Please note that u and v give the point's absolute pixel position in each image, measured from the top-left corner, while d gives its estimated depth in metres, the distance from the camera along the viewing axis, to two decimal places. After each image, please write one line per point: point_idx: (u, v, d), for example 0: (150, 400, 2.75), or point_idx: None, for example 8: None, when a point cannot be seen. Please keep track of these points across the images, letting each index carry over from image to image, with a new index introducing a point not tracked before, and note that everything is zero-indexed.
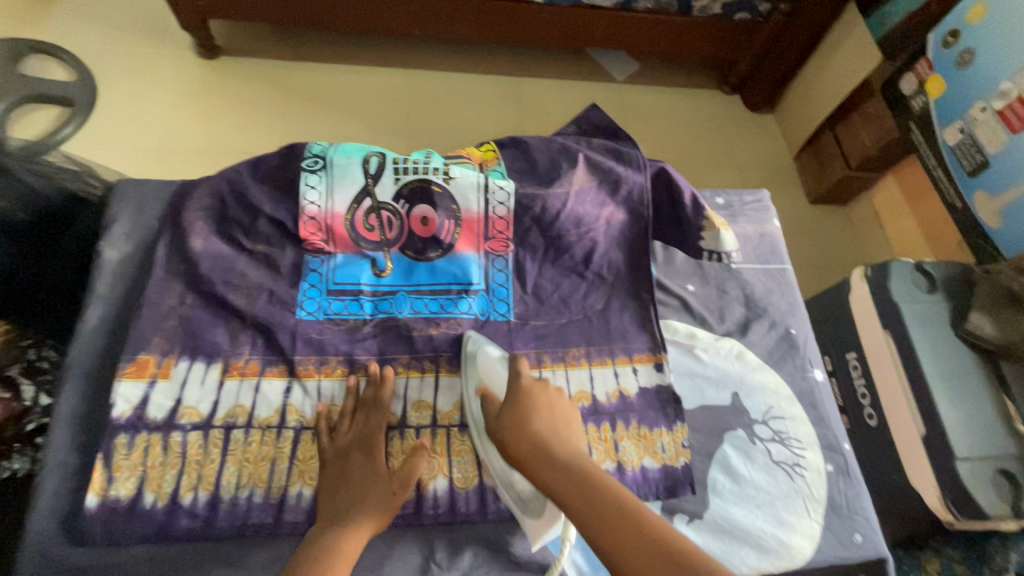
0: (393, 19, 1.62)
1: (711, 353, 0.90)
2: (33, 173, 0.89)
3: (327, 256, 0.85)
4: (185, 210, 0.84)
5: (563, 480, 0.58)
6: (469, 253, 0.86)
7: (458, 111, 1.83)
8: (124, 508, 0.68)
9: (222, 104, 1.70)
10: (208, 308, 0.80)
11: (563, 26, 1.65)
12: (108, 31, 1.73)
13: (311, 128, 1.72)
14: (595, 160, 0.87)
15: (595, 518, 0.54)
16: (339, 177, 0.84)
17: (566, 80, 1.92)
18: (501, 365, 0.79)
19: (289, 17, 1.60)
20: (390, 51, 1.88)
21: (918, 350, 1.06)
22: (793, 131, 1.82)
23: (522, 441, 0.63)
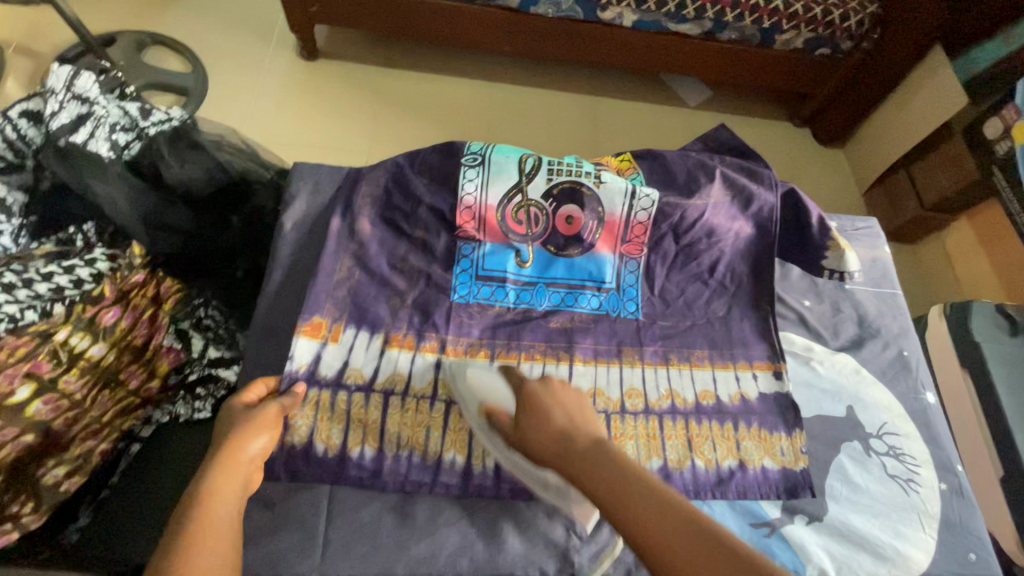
0: (486, 35, 1.72)
1: (827, 366, 0.94)
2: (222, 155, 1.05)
3: (478, 244, 0.92)
4: (356, 193, 0.93)
5: (581, 466, 0.58)
6: (606, 254, 0.93)
7: (538, 124, 1.92)
8: (302, 451, 0.76)
9: (323, 103, 1.83)
10: (374, 283, 0.88)
11: (645, 51, 1.73)
12: (222, 30, 1.88)
13: (401, 131, 1.82)
14: (730, 176, 0.93)
15: (617, 496, 0.53)
16: (496, 173, 0.91)
17: (640, 104, 2.00)
18: (490, 375, 0.80)
19: (389, 27, 1.71)
20: (475, 65, 1.98)
21: (1001, 392, 1.07)
22: (864, 168, 1.84)
23: (545, 444, 0.63)
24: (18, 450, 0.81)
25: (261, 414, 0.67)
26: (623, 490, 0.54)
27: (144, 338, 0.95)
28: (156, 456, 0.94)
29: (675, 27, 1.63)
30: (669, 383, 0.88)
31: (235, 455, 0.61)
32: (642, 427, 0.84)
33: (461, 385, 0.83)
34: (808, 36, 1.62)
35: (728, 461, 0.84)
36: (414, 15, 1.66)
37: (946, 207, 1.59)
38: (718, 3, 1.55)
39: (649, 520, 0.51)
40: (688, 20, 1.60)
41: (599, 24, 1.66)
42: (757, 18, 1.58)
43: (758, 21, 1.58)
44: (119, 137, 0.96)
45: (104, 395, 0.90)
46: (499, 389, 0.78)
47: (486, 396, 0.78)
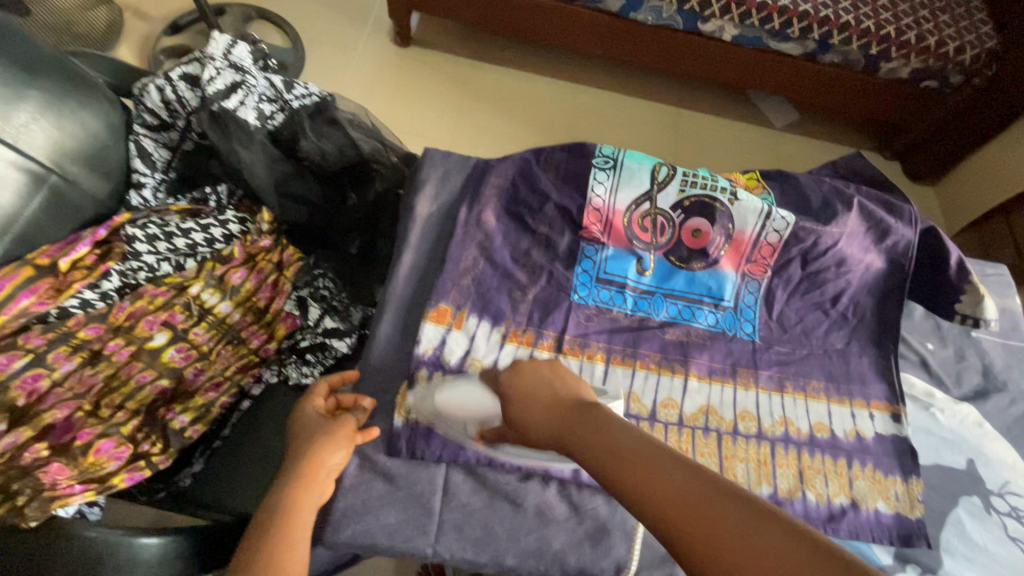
0: (581, 38, 1.71)
1: (947, 415, 0.90)
2: (356, 131, 1.08)
3: (601, 247, 0.92)
4: (485, 184, 0.94)
5: (564, 434, 0.59)
6: (729, 271, 0.92)
7: (619, 131, 1.91)
8: (424, 430, 0.77)
9: (418, 90, 1.86)
10: (496, 275, 0.90)
11: (739, 68, 1.69)
12: (324, 10, 1.93)
13: (486, 124, 1.84)
14: (868, 207, 0.91)
15: (606, 455, 0.53)
16: (627, 178, 0.92)
17: (728, 119, 1.96)
18: (465, 392, 0.74)
19: (489, 21, 1.72)
20: (567, 66, 1.98)
21: None
22: (958, 208, 1.76)
23: (533, 419, 0.63)
24: (155, 395, 0.87)
25: (335, 430, 0.70)
26: (606, 445, 0.54)
27: (266, 301, 0.99)
28: (266, 407, 0.99)
29: (776, 44, 1.58)
30: (784, 410, 0.86)
31: (314, 471, 0.65)
32: (753, 452, 0.83)
33: None
34: (917, 66, 1.56)
35: (839, 498, 0.82)
36: (514, 13, 1.67)
37: None
38: (827, 24, 1.51)
39: (639, 472, 0.50)
40: (791, 39, 1.55)
41: (697, 34, 1.63)
42: (865, 43, 1.53)
43: (866, 45, 1.53)
44: (264, 106, 1.00)
45: (227, 349, 0.95)
46: (474, 399, 0.73)
47: (473, 413, 0.74)
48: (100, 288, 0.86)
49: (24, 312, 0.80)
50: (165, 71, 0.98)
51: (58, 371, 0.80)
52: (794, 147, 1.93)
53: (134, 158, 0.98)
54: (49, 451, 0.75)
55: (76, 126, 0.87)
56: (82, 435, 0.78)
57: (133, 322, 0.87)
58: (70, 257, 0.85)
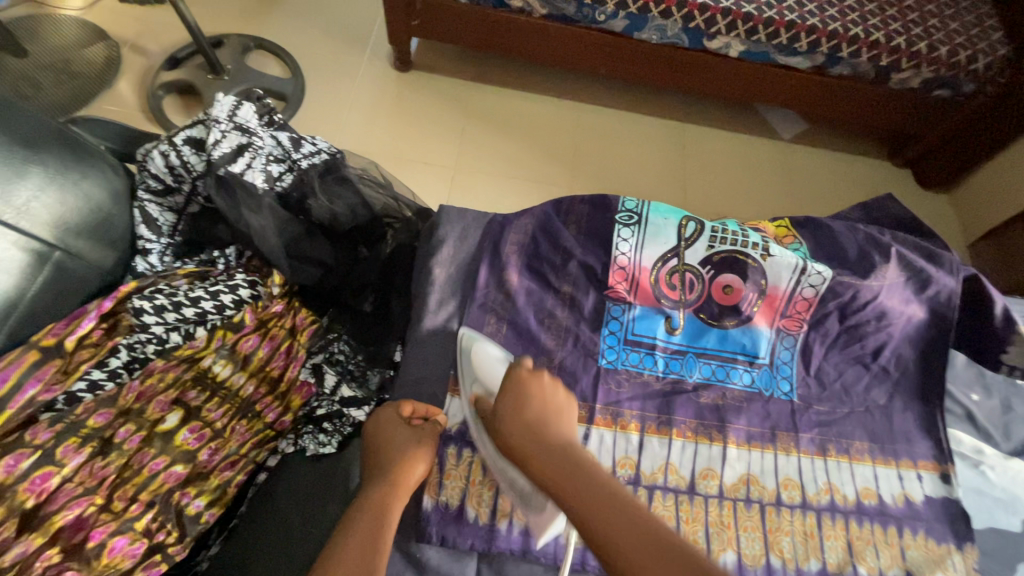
0: (583, 58, 1.67)
1: (1000, 472, 0.85)
2: (367, 189, 1.05)
3: (627, 306, 0.88)
4: (505, 242, 0.91)
5: (542, 460, 0.65)
6: (763, 327, 0.88)
7: (626, 149, 1.86)
8: (454, 515, 0.74)
9: (423, 117, 1.82)
10: (520, 340, 0.86)
11: (747, 82, 1.64)
12: (322, 36, 1.90)
13: (491, 148, 1.80)
14: (907, 256, 0.87)
15: (573, 490, 0.61)
16: (653, 235, 0.88)
17: (737, 135, 1.91)
18: (498, 362, 0.81)
19: (491, 46, 1.69)
20: (572, 86, 1.94)
21: None
22: (974, 220, 1.72)
23: (514, 427, 0.69)
24: (170, 482, 0.83)
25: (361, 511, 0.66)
26: (576, 481, 0.61)
27: (280, 369, 0.95)
28: (281, 482, 0.94)
29: (784, 59, 1.54)
30: (828, 476, 0.82)
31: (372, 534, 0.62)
32: (799, 524, 0.79)
33: (607, 460, 0.80)
34: (928, 76, 1.51)
35: (893, 571, 0.78)
36: (515, 36, 1.63)
37: None
38: (836, 37, 1.46)
39: (599, 511, 0.58)
40: (799, 53, 1.51)
41: (701, 50, 1.58)
42: (875, 55, 1.48)
43: (876, 57, 1.49)
44: (273, 167, 0.97)
45: (241, 425, 0.91)
46: (498, 375, 0.80)
47: (487, 381, 0.80)
48: (108, 366, 0.83)
49: (30, 403, 0.75)
50: (169, 136, 0.95)
51: (68, 467, 0.75)
52: (811, 164, 1.88)
53: (139, 225, 0.93)
54: (61, 555, 0.72)
55: (79, 200, 0.82)
56: (96, 534, 0.75)
57: (143, 403, 0.84)
58: (77, 335, 0.79)
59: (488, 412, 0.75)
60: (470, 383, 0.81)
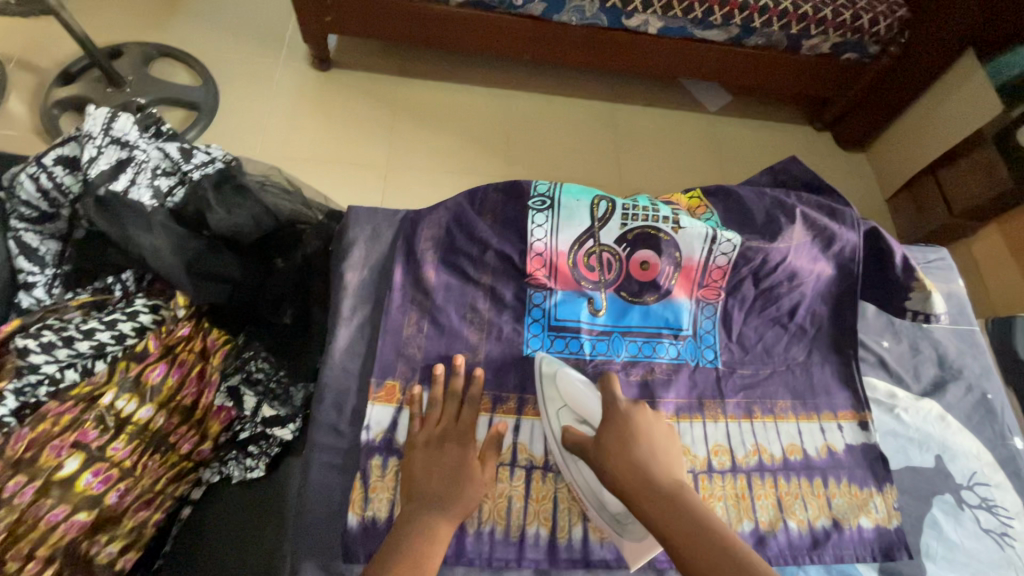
0: (505, 45, 1.64)
1: (912, 414, 0.90)
2: (269, 197, 0.98)
3: (549, 292, 0.87)
4: (419, 238, 0.87)
5: (654, 501, 0.60)
6: (683, 299, 0.89)
7: (557, 132, 1.85)
8: (384, 529, 0.70)
9: (346, 116, 1.75)
10: (442, 337, 0.83)
11: (670, 58, 1.66)
12: (231, 39, 1.80)
13: (419, 142, 1.75)
14: (811, 216, 0.89)
15: (689, 544, 0.55)
16: (566, 218, 0.87)
17: (665, 110, 1.94)
18: (586, 388, 0.78)
19: (408, 37, 1.63)
20: (498, 73, 1.91)
21: None
22: (891, 175, 1.79)
23: (620, 467, 0.64)
24: (73, 531, 0.77)
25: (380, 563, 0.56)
26: (691, 532, 0.56)
27: (193, 397, 0.89)
28: (207, 515, 0.88)
29: (701, 33, 1.56)
30: (754, 437, 0.84)
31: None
32: (730, 488, 0.80)
33: (540, 448, 0.79)
34: (836, 41, 1.56)
35: (820, 520, 0.80)
36: (432, 26, 1.59)
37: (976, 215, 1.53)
38: (747, 8, 1.49)
39: (712, 571, 0.53)
40: (715, 26, 1.53)
41: (621, 29, 1.58)
42: (786, 23, 1.52)
43: (787, 26, 1.52)
44: (161, 182, 0.92)
45: (154, 460, 0.85)
46: (591, 401, 0.77)
47: (579, 410, 0.77)
48: None
49: None
50: (37, 157, 0.86)
51: None
52: (736, 133, 1.92)
53: (18, 259, 0.87)
54: None
55: None
56: None
57: (35, 450, 0.76)
58: None
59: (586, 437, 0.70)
60: (558, 414, 0.79)
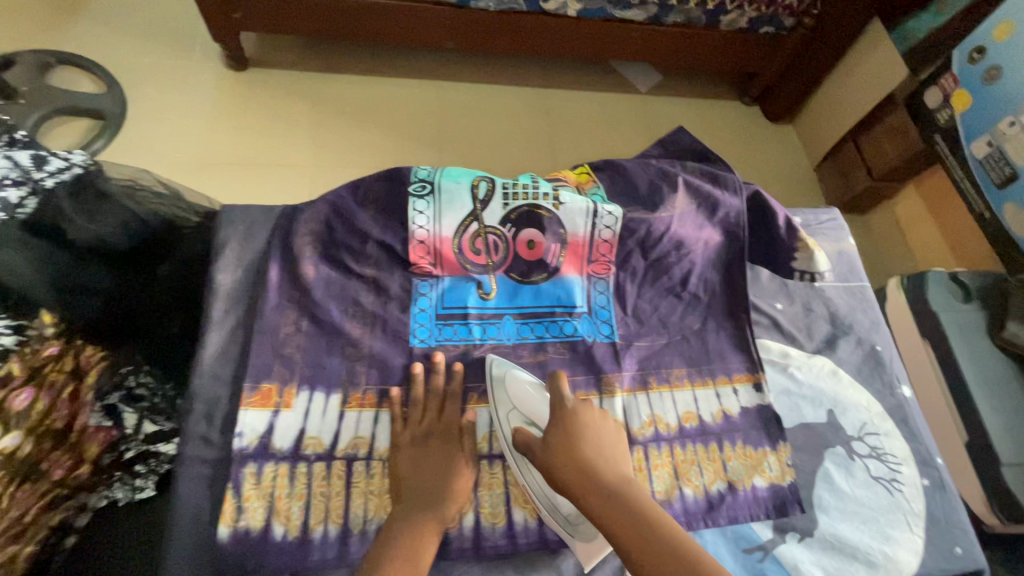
0: (427, 34, 1.57)
1: (805, 371, 0.92)
2: (135, 202, 0.90)
3: (435, 280, 0.85)
4: (295, 234, 0.84)
5: (603, 499, 0.61)
6: (573, 276, 0.88)
7: (487, 122, 1.78)
8: (259, 538, 0.67)
9: (261, 117, 1.63)
10: (323, 335, 0.80)
11: (594, 40, 1.61)
12: (128, 38, 1.65)
13: (343, 139, 1.65)
14: (693, 183, 0.89)
15: (634, 538, 0.57)
16: (448, 203, 0.85)
17: (593, 93, 1.88)
18: (536, 391, 0.78)
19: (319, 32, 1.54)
20: (423, 62, 1.82)
21: (958, 358, 1.13)
22: (814, 143, 1.78)
23: (567, 464, 0.64)
24: None
25: None
26: (634, 525, 0.57)
27: (67, 418, 0.81)
28: (92, 546, 0.83)
29: (620, 13, 1.52)
30: (651, 408, 0.84)
31: None
32: None
33: None
34: (752, 15, 1.53)
35: (716, 484, 0.81)
36: (346, 17, 1.50)
37: (895, 176, 1.54)
38: None
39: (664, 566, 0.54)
40: (633, 5, 1.50)
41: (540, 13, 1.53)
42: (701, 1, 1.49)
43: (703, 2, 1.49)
44: (10, 192, 0.81)
45: (24, 489, 0.75)
46: (540, 405, 0.77)
47: (528, 412, 0.77)
48: None
49: None
50: None
51: None
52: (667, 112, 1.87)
53: None
54: None
55: None
56: None
57: None
58: None
59: (537, 445, 0.69)
60: (506, 418, 0.78)
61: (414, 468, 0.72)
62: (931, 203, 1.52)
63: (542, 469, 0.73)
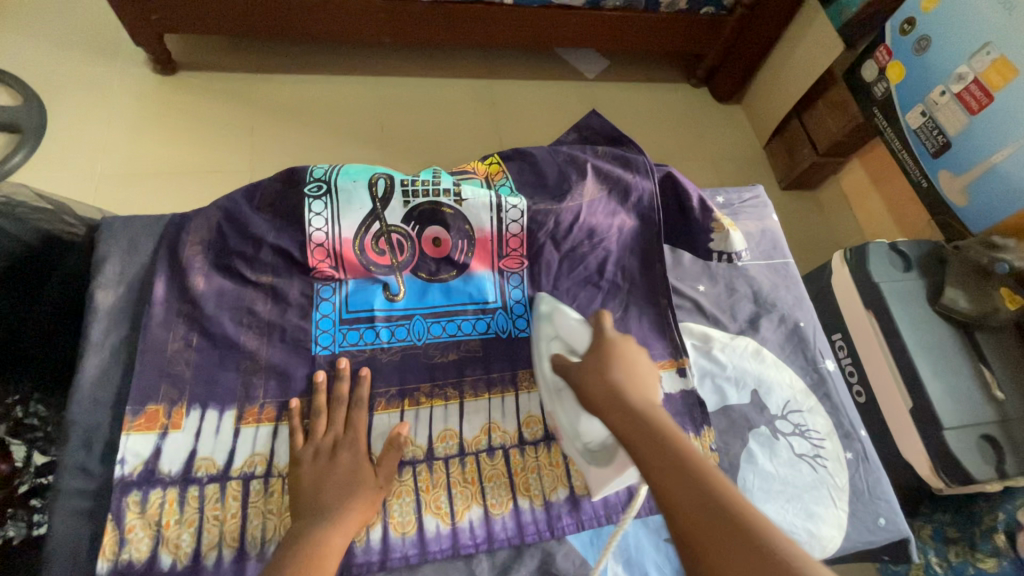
0: (358, 28, 1.45)
1: (727, 352, 0.91)
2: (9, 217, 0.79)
3: (339, 284, 0.82)
4: (184, 244, 0.78)
5: (626, 416, 0.58)
6: (484, 272, 0.85)
7: (429, 117, 1.63)
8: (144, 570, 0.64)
9: (188, 124, 1.46)
10: (216, 350, 0.76)
11: (535, 28, 1.52)
12: (22, 38, 1.46)
13: (283, 145, 1.49)
14: (604, 168, 0.87)
15: (654, 452, 0.53)
16: (345, 202, 0.80)
17: (539, 82, 1.75)
18: (579, 323, 0.79)
19: (241, 28, 1.39)
20: (353, 56, 1.66)
21: (900, 326, 1.11)
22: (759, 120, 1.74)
23: (597, 380, 0.62)
24: None
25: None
26: (657, 440, 0.54)
27: None
28: None
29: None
30: None
31: None
32: (544, 457, 0.78)
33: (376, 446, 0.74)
34: None
35: None
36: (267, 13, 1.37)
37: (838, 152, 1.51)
38: None
39: (683, 485, 0.49)
40: None
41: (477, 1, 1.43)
42: None
43: None
44: None
45: None
46: (583, 338, 0.77)
47: (571, 343, 0.78)
48: None
49: None
50: None
51: None
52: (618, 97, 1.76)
53: None
54: None
55: None
56: None
57: None
58: None
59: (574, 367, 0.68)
60: (547, 346, 0.80)
61: (318, 488, 0.65)
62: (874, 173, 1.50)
63: (572, 398, 0.75)
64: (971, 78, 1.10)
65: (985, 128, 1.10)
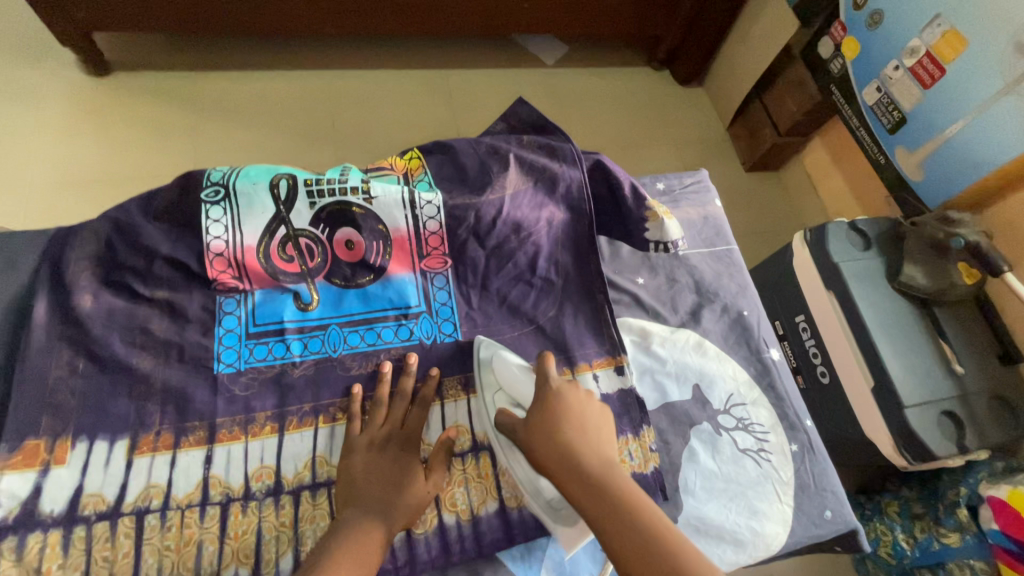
0: (295, 20, 1.35)
1: (668, 347, 0.87)
2: None
3: (244, 295, 0.76)
4: (66, 260, 0.71)
5: (583, 487, 0.54)
6: (404, 275, 0.80)
7: (380, 112, 1.53)
8: None
9: (118, 128, 1.36)
10: (106, 376, 0.69)
11: (484, 15, 1.43)
12: None
13: (222, 149, 1.40)
14: (526, 159, 0.83)
15: (619, 530, 0.51)
16: (246, 207, 0.75)
17: (496, 71, 1.66)
18: (522, 371, 0.74)
19: (165, 23, 1.29)
20: (298, 48, 1.55)
21: (860, 304, 1.07)
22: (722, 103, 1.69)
23: (542, 446, 0.57)
24: None
25: None
26: (622, 517, 0.51)
27: None
28: None
29: None
30: None
31: None
32: (472, 470, 0.73)
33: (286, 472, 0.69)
34: None
35: None
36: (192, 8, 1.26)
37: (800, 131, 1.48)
38: None
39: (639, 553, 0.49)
40: None
41: None
42: None
43: None
44: None
45: None
46: (526, 385, 0.72)
47: (515, 395, 0.73)
48: None
49: None
50: None
51: None
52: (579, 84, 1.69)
53: None
54: None
55: None
56: None
57: None
58: None
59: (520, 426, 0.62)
60: (491, 401, 0.74)
61: None
62: (834, 151, 1.46)
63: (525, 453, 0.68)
64: (923, 51, 1.05)
65: (936, 102, 1.05)
